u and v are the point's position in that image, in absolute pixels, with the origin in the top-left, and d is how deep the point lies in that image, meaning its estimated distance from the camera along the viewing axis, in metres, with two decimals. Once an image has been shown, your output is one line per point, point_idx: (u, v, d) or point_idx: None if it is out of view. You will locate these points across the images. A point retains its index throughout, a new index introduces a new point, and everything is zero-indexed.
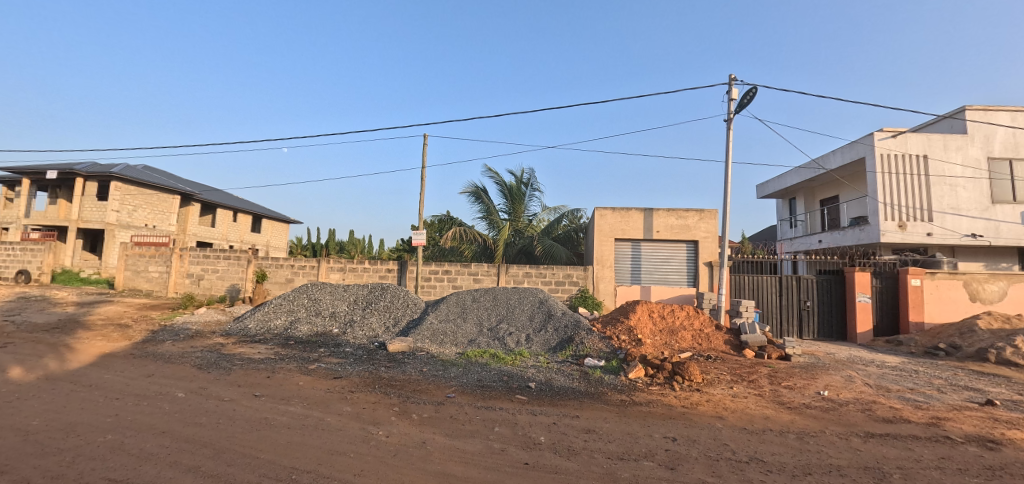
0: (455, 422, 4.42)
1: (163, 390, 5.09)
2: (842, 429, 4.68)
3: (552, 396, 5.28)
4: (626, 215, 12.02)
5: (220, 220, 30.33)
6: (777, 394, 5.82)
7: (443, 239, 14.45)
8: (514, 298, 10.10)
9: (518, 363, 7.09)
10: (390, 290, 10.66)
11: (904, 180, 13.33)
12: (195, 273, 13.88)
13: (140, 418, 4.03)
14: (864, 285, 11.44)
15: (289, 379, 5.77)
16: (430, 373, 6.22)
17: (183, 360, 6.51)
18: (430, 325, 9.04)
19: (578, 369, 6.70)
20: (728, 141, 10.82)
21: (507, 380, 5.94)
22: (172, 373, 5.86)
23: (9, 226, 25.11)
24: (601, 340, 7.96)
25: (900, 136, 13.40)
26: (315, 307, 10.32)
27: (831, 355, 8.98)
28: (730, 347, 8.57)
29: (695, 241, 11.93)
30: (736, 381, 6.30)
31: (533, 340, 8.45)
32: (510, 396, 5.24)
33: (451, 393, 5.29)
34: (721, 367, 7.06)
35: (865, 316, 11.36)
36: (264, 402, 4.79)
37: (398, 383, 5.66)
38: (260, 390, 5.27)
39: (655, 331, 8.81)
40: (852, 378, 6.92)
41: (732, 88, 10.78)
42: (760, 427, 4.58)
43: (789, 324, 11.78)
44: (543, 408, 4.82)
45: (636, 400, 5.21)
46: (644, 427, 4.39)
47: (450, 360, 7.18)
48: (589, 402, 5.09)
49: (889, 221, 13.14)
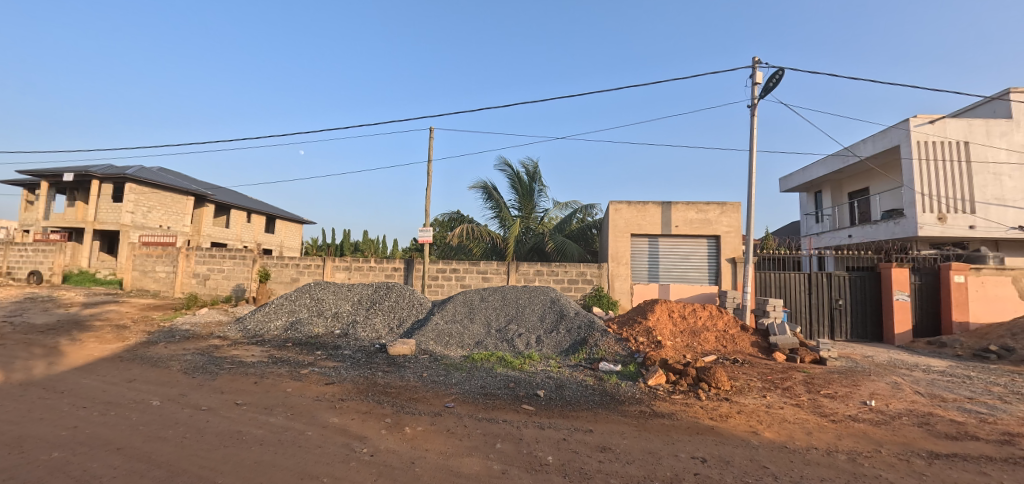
0: (451, 438, 3.90)
1: (139, 398, 4.72)
2: (899, 448, 4.03)
3: (563, 406, 4.73)
4: (642, 209, 11.38)
5: (233, 221, 30.43)
6: (817, 404, 5.15)
7: (452, 236, 13.99)
8: (524, 298, 9.55)
9: (526, 367, 6.55)
10: (395, 290, 10.22)
11: (944, 168, 12.36)
12: (201, 273, 13.67)
13: (101, 432, 3.66)
14: (902, 283, 10.58)
15: (277, 385, 5.35)
16: (430, 379, 5.71)
17: (170, 364, 6.16)
18: (436, 326, 8.55)
19: (592, 375, 6.13)
20: (753, 128, 10.12)
21: (513, 388, 5.40)
22: (155, 378, 5.52)
23: (31, 228, 25.66)
24: (617, 342, 7.38)
25: (938, 121, 12.39)
26: (317, 307, 9.93)
27: (870, 359, 8.22)
28: (758, 350, 7.91)
29: (716, 236, 11.23)
30: (769, 389, 5.66)
31: (544, 341, 7.91)
32: (516, 406, 4.69)
33: (450, 402, 4.76)
34: (751, 372, 6.40)
35: (904, 316, 10.51)
36: (244, 413, 4.38)
37: (394, 390, 5.17)
38: (243, 398, 4.88)
39: (675, 332, 8.17)
40: (899, 385, 6.22)
41: (756, 72, 10.07)
42: (803, 445, 3.97)
43: (819, 325, 10.99)
44: (552, 421, 4.28)
45: (658, 412, 4.62)
46: (668, 444, 3.82)
47: (454, 364, 6.69)
48: (604, 413, 4.52)
49: (927, 213, 12.20)
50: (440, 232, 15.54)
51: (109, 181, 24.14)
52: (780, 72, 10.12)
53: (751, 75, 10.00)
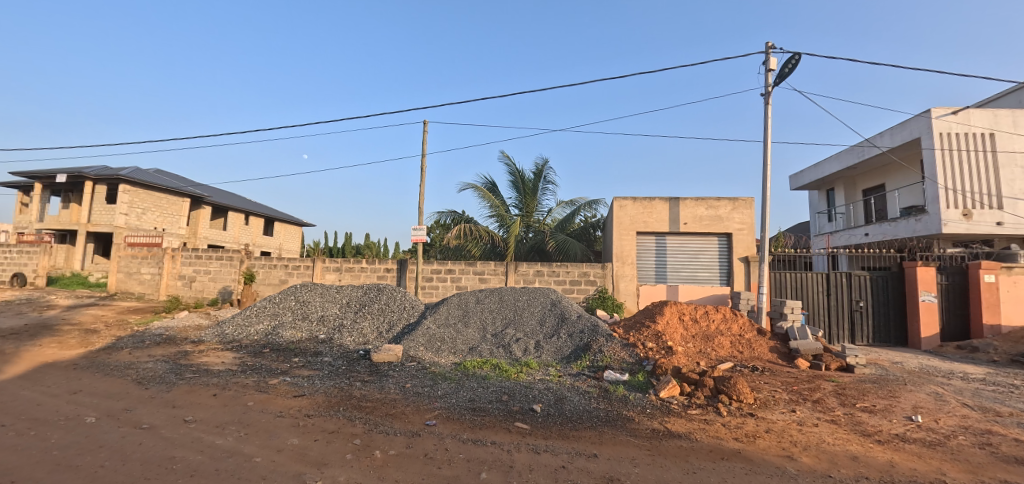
0: (428, 465, 3.25)
1: (74, 414, 4.13)
2: (966, 478, 3.36)
3: (562, 424, 4.07)
4: (649, 205, 10.74)
5: (230, 223, 29.95)
6: (856, 420, 4.46)
7: (449, 236, 13.34)
8: (523, 299, 8.90)
9: (523, 377, 5.88)
10: (387, 291, 9.60)
11: (969, 161, 11.59)
12: (187, 275, 13.09)
13: (2, 459, 3.05)
14: (929, 283, 9.85)
15: (238, 398, 4.72)
16: (412, 391, 5.06)
17: (127, 374, 5.55)
18: (426, 331, 7.91)
19: (596, 385, 5.46)
20: (768, 117, 9.46)
21: (506, 401, 4.73)
22: (104, 389, 4.93)
23: (24, 230, 25.24)
24: (623, 348, 6.72)
25: (962, 111, 11.65)
26: (302, 310, 9.29)
27: (900, 366, 7.52)
28: (778, 357, 7.21)
29: (728, 234, 10.56)
30: (797, 402, 4.98)
31: (543, 348, 7.25)
32: (508, 424, 4.03)
33: (431, 420, 4.11)
34: (774, 382, 5.72)
35: (931, 319, 9.79)
36: (189, 434, 3.77)
37: (370, 405, 4.50)
38: (195, 414, 4.27)
39: (687, 337, 7.49)
40: (943, 396, 5.52)
41: (770, 58, 9.41)
42: (850, 475, 3.29)
43: (839, 328, 10.27)
44: (550, 443, 3.64)
45: (673, 431, 3.95)
46: (688, 474, 3.16)
47: (442, 373, 6.03)
48: (610, 433, 3.86)
49: (952, 209, 11.44)
50: (438, 232, 14.89)
51: (103, 182, 23.63)
52: (795, 57, 9.46)
53: (764, 62, 9.36)
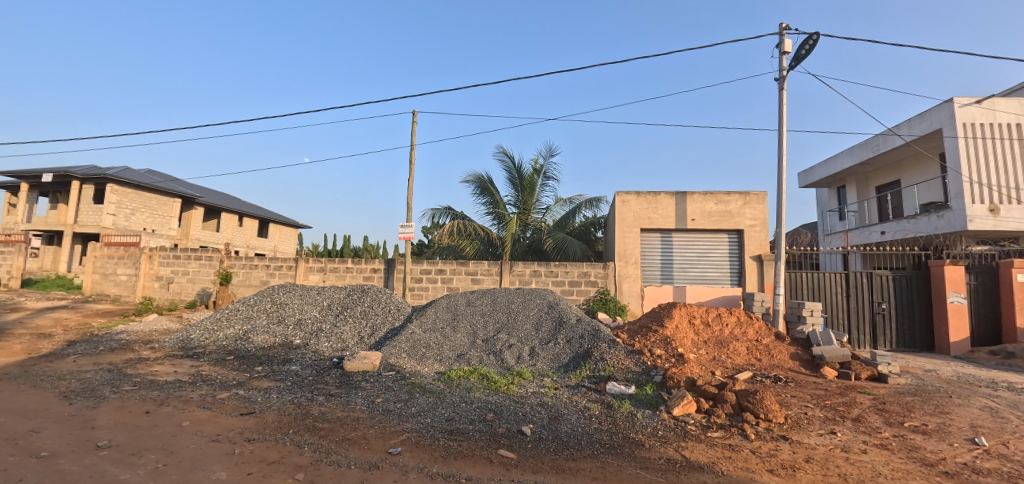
0: None
1: None
2: None
3: (558, 451, 3.33)
4: (654, 200, 10.01)
5: (223, 224, 29.29)
6: (911, 445, 3.71)
7: (441, 234, 12.60)
8: (518, 302, 8.14)
9: (513, 389, 5.15)
10: (371, 293, 8.87)
11: (995, 152, 10.84)
12: (164, 276, 12.38)
13: None
14: (958, 283, 9.08)
15: (173, 417, 3.98)
16: (382, 407, 4.32)
17: (58, 385, 4.82)
18: (411, 335, 7.16)
19: (598, 400, 4.70)
20: (782, 103, 8.75)
21: (492, 421, 3.99)
22: (20, 405, 4.20)
23: (9, 231, 24.55)
24: (628, 356, 6.00)
25: (987, 99, 10.92)
26: (278, 313, 8.55)
27: (935, 374, 6.76)
28: (800, 365, 6.46)
29: (739, 230, 9.83)
30: (834, 420, 4.23)
31: (538, 355, 6.51)
32: (490, 453, 3.28)
33: (396, 447, 3.38)
34: (802, 395, 4.98)
35: (960, 322, 9.03)
36: (92, 465, 3.04)
37: (327, 426, 3.77)
38: (113, 437, 3.54)
39: (698, 343, 6.74)
40: (998, 412, 4.76)
41: (785, 40, 8.70)
42: None
43: (860, 333, 9.50)
44: (539, 478, 2.89)
45: (694, 461, 3.20)
46: None
47: (422, 385, 5.29)
48: (616, 465, 3.10)
49: (978, 204, 10.67)
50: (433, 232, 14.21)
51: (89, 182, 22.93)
52: (812, 38, 8.76)
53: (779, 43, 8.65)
